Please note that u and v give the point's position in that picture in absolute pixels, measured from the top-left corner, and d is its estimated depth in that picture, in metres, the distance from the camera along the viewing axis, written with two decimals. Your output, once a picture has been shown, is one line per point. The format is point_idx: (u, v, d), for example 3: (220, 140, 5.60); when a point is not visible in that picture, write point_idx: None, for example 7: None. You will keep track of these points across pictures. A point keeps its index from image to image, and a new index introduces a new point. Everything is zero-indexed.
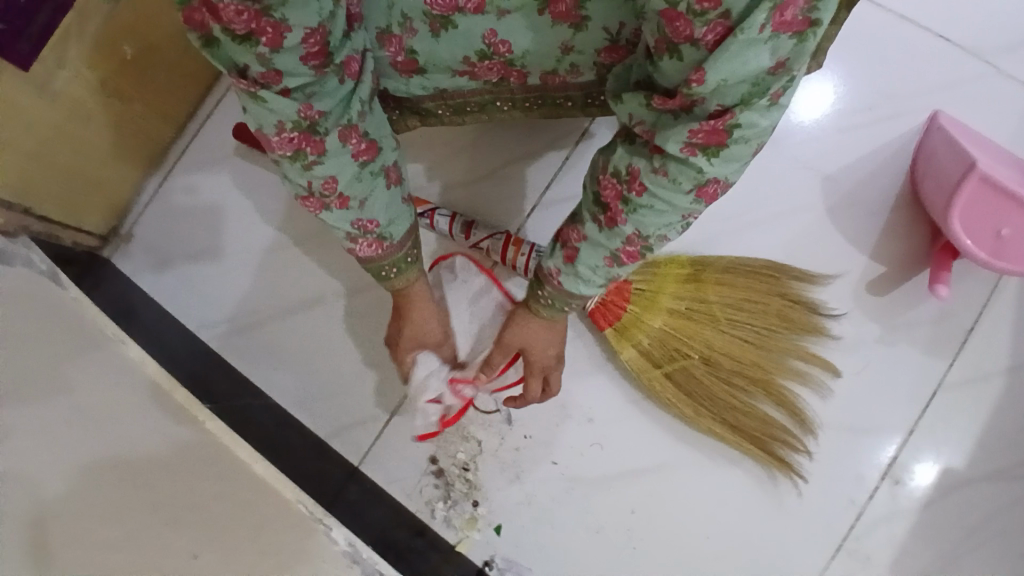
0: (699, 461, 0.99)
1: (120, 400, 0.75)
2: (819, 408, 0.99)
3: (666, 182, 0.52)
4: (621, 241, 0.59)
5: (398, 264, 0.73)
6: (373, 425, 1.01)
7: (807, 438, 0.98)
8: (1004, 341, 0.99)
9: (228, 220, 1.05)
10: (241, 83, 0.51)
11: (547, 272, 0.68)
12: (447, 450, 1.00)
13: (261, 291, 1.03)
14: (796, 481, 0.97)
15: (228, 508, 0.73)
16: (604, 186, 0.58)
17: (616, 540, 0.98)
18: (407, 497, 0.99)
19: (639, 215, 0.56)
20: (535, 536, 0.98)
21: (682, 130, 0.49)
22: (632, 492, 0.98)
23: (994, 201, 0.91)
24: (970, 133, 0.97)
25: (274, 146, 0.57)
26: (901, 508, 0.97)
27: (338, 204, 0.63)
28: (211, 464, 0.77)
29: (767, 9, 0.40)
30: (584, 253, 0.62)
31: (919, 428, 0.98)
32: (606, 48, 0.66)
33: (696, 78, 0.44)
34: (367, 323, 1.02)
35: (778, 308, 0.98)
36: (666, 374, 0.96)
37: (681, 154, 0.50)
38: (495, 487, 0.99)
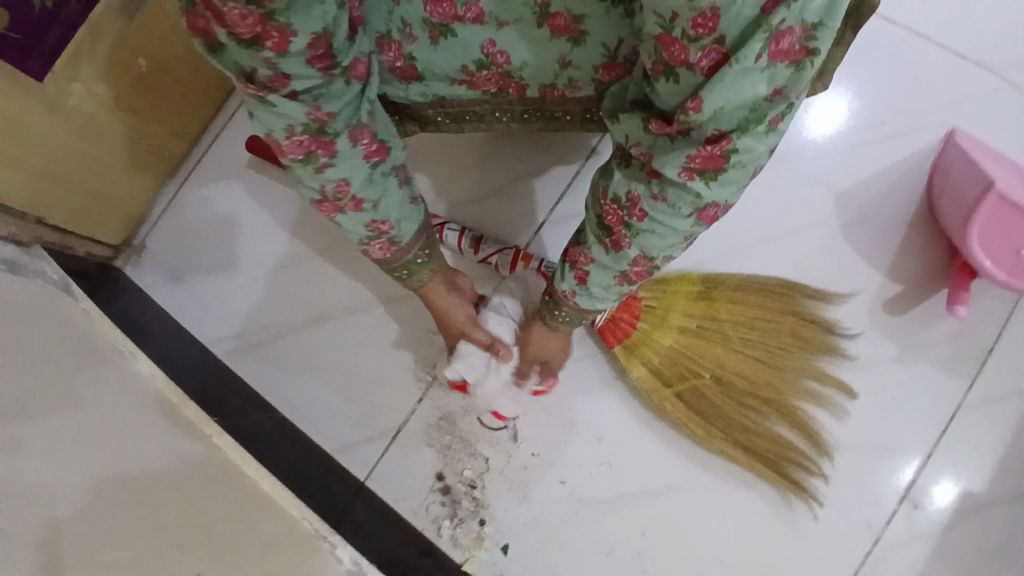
0: (712, 481, 0.97)
1: (125, 417, 0.74)
2: (833, 429, 0.97)
3: (665, 208, 0.52)
4: (627, 264, 0.60)
5: (408, 266, 0.76)
6: (380, 442, 1.00)
7: (821, 459, 0.97)
8: (1023, 361, 0.97)
9: (239, 233, 1.05)
10: (249, 87, 0.51)
11: (561, 294, 0.71)
12: (454, 468, 0.98)
13: (270, 306, 1.03)
14: (810, 504, 0.95)
15: (236, 529, 0.72)
16: (606, 211, 0.58)
17: (626, 562, 0.96)
18: (413, 516, 0.98)
19: (642, 239, 0.56)
20: (543, 556, 0.96)
21: (678, 156, 0.48)
22: (643, 513, 0.97)
23: (1013, 222, 0.90)
24: (989, 150, 0.96)
25: (285, 150, 0.57)
26: (918, 531, 0.95)
27: (352, 207, 0.63)
28: (215, 480, 0.78)
29: (763, 38, 0.39)
30: (594, 274, 0.64)
31: (937, 450, 0.96)
32: (604, 64, 0.65)
33: (693, 106, 0.44)
34: (375, 338, 1.01)
35: (791, 327, 0.97)
36: (677, 393, 0.95)
37: (679, 180, 0.50)
38: (503, 506, 0.98)
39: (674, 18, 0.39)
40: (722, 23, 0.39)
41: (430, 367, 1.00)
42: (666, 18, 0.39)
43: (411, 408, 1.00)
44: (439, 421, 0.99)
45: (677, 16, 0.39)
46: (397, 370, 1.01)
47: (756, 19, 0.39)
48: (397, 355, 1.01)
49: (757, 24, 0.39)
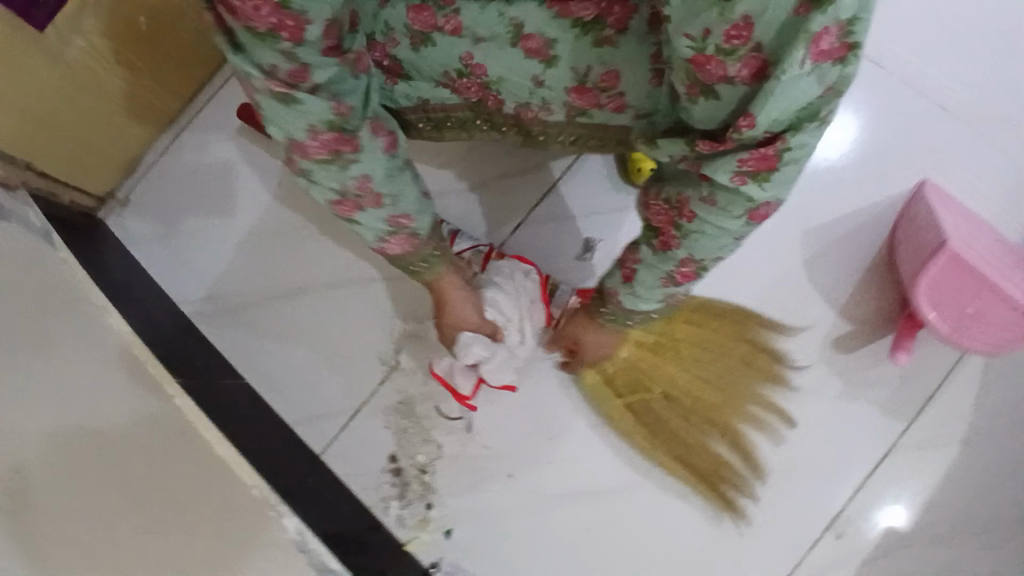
0: (652, 491, 1.01)
1: (105, 370, 0.77)
2: (769, 453, 1.02)
3: (717, 211, 0.57)
4: (674, 264, 0.66)
5: (426, 259, 0.80)
6: (340, 418, 1.01)
7: (754, 480, 1.02)
8: (963, 412, 1.03)
9: (223, 197, 1.04)
10: (274, 85, 0.52)
11: (610, 291, 0.78)
12: (409, 451, 1.01)
13: (247, 273, 1.03)
14: (738, 521, 1.01)
15: (203, 508, 0.74)
16: (656, 214, 0.63)
17: (563, 558, 1.00)
18: (363, 493, 1.00)
19: (690, 239, 0.61)
20: (485, 544, 1.00)
21: (730, 161, 0.51)
22: (585, 514, 1.01)
23: (959, 281, 0.95)
24: (950, 207, 1.03)
25: (309, 152, 0.60)
26: (840, 559, 1.01)
27: (371, 202, 0.67)
28: (184, 438, 0.81)
29: (805, 43, 0.40)
30: (642, 273, 0.70)
31: (867, 486, 1.02)
32: (575, 87, 0.69)
33: (745, 122, 0.46)
34: (347, 316, 1.03)
35: (743, 353, 1.04)
36: (627, 404, 1.02)
37: (733, 183, 0.52)
38: (451, 493, 1.00)
39: (706, 35, 0.42)
40: (755, 33, 0.41)
41: (397, 352, 1.02)
42: (696, 38, 0.43)
43: (371, 389, 1.02)
44: (398, 405, 1.01)
45: (709, 31, 0.42)
46: (365, 351, 1.02)
47: (793, 23, 0.40)
48: (366, 336, 1.02)
49: (796, 29, 0.40)
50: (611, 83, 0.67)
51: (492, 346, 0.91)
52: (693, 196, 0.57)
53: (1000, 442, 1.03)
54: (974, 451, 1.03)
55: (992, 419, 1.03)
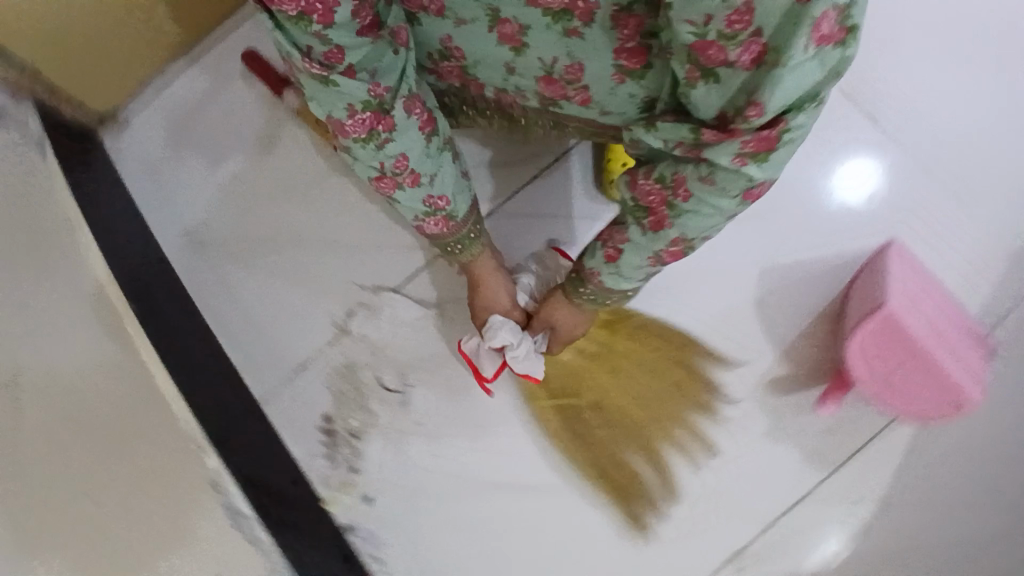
0: (562, 491, 1.04)
1: (73, 308, 0.81)
2: (683, 480, 1.05)
3: (714, 191, 0.59)
4: (665, 243, 0.68)
5: (461, 240, 0.81)
6: (286, 369, 1.05)
7: (661, 501, 1.05)
8: (881, 476, 1.05)
9: (213, 137, 1.10)
10: (311, 67, 0.55)
11: (589, 272, 0.79)
12: (341, 410, 1.04)
13: (221, 213, 1.08)
14: (639, 536, 1.03)
15: (168, 469, 0.77)
16: (648, 194, 0.65)
17: (472, 544, 1.02)
18: (294, 445, 1.03)
19: (682, 218, 0.64)
20: (402, 517, 1.02)
21: (732, 146, 0.53)
22: (497, 504, 1.03)
23: (891, 342, 1.00)
24: (916, 270, 1.06)
25: (347, 130, 0.61)
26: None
27: (409, 181, 0.68)
28: (143, 390, 0.83)
29: (807, 28, 0.43)
30: (627, 252, 0.72)
31: (774, 526, 1.04)
32: (543, 76, 0.70)
33: (754, 109, 0.49)
34: (308, 273, 1.07)
35: (677, 376, 1.08)
36: (558, 397, 1.06)
37: (732, 165, 0.55)
38: (377, 461, 1.03)
39: (709, 21, 0.45)
40: (755, 18, 0.43)
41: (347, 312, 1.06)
42: (698, 24, 0.45)
43: (318, 347, 1.05)
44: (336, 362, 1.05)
45: (711, 18, 0.44)
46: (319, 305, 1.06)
47: (795, 11, 0.42)
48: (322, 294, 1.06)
49: (797, 17, 0.43)
50: (576, 74, 0.67)
51: (520, 335, 0.92)
52: (692, 179, 0.60)
53: (924, 512, 1.04)
54: (895, 518, 1.04)
55: (918, 489, 1.04)
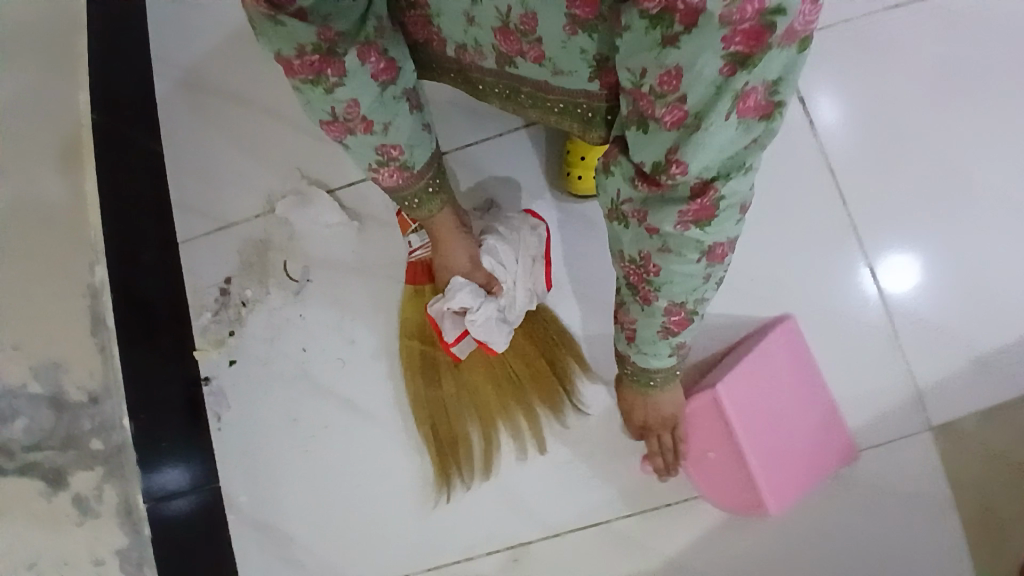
0: (391, 445, 0.93)
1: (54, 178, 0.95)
2: (506, 467, 0.91)
3: (674, 257, 0.53)
4: (663, 314, 0.60)
5: (418, 196, 0.74)
6: (235, 308, 0.98)
7: (477, 472, 0.91)
8: (861, 502, 0.88)
9: (199, 46, 1.05)
10: (258, 7, 0.48)
11: (622, 353, 0.70)
12: (250, 385, 0.97)
13: (194, 129, 1.04)
14: (439, 495, 0.91)
15: (71, 327, 0.92)
16: (628, 273, 0.59)
17: (292, 445, 0.95)
18: (231, 384, 0.97)
19: (666, 289, 0.57)
20: (243, 413, 0.96)
21: (672, 211, 0.49)
22: (342, 417, 0.95)
23: (707, 425, 0.85)
24: (829, 343, 0.92)
25: (295, 71, 0.56)
26: (577, 546, 0.89)
27: (362, 128, 0.63)
28: (71, 255, 0.94)
29: (730, 98, 0.41)
30: (642, 330, 0.64)
31: (569, 536, 0.89)
32: (500, 28, 0.61)
33: (677, 168, 0.46)
34: (270, 206, 1.00)
35: (536, 369, 0.92)
36: (422, 351, 0.93)
37: (676, 231, 0.51)
38: (323, 409, 0.95)
39: (644, 73, 0.44)
40: (684, 83, 0.42)
41: (248, 222, 1.00)
42: (635, 73, 0.44)
43: (267, 285, 0.98)
44: (217, 295, 0.98)
45: (646, 71, 0.44)
46: (222, 231, 1.00)
47: (716, 82, 0.41)
48: (284, 225, 0.99)
49: (718, 88, 0.41)
50: (532, 26, 0.59)
51: (480, 299, 0.83)
52: (652, 249, 0.54)
53: (745, 558, 0.88)
54: (717, 543, 0.88)
55: (740, 545, 0.88)
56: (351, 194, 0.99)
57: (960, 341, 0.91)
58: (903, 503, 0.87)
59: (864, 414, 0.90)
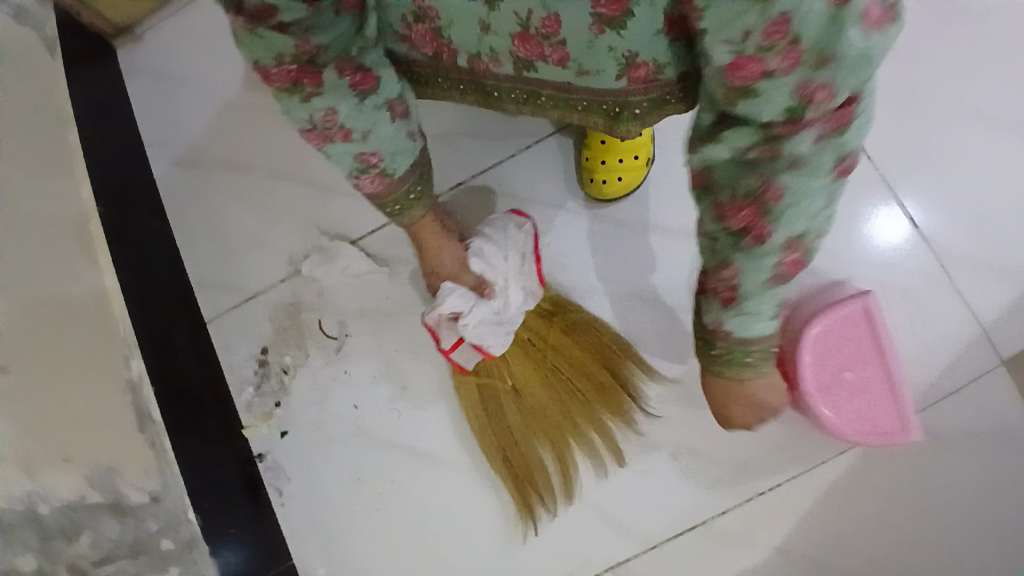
0: (462, 487, 0.90)
1: (73, 249, 0.86)
2: (588, 487, 0.88)
3: (804, 175, 0.42)
4: (781, 256, 0.48)
5: (399, 202, 0.73)
6: (280, 378, 0.96)
7: (561, 499, 0.88)
8: (948, 451, 0.85)
9: (208, 131, 1.08)
10: (237, 18, 0.50)
11: (712, 327, 0.58)
12: (306, 453, 0.95)
13: (211, 209, 1.05)
14: (525, 528, 0.88)
15: (117, 430, 0.79)
16: (740, 215, 0.46)
17: (361, 505, 0.92)
18: (289, 454, 0.95)
19: (788, 216, 0.45)
20: (306, 482, 0.94)
21: (808, 136, 0.39)
22: (406, 468, 0.92)
23: (854, 340, 0.84)
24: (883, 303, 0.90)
25: (273, 79, 0.57)
26: (672, 553, 0.86)
27: (341, 137, 0.62)
28: (101, 345, 0.83)
29: (857, 16, 0.32)
30: (745, 286, 0.51)
31: (665, 546, 0.86)
32: (518, 34, 0.56)
33: (816, 98, 0.36)
34: (295, 270, 0.99)
35: (599, 382, 0.89)
36: (478, 384, 0.89)
37: (814, 154, 0.40)
38: (387, 462, 0.93)
39: (744, 36, 0.33)
40: (797, 26, 0.32)
41: (276, 290, 0.99)
42: (732, 40, 0.34)
43: (307, 350, 0.96)
44: (257, 367, 0.97)
45: (748, 33, 0.33)
46: (249, 301, 1.00)
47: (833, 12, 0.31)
48: (312, 286, 0.98)
49: (834, 18, 0.32)
50: (554, 29, 0.54)
51: (472, 301, 0.81)
52: (777, 174, 0.42)
53: (849, 533, 0.85)
54: (815, 522, 0.85)
55: (840, 519, 0.85)
56: (374, 242, 0.98)
57: (1013, 271, 0.89)
58: (996, 447, 0.85)
59: (934, 366, 0.88)
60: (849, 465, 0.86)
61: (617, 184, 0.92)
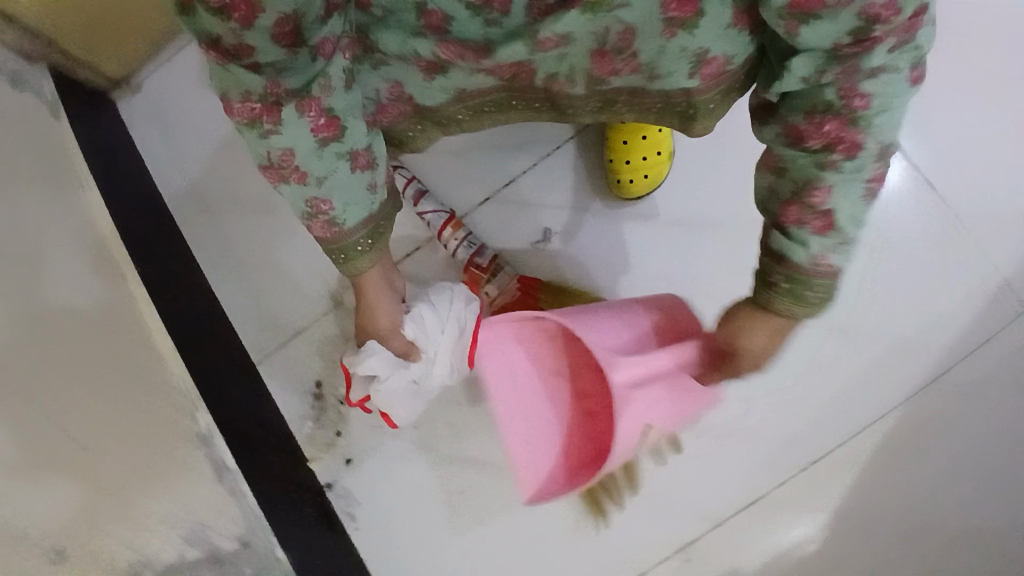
0: None
1: (109, 305, 0.86)
2: (649, 476, 0.92)
3: (894, 78, 0.48)
4: (874, 167, 0.53)
5: (347, 252, 0.70)
6: (336, 408, 1.00)
7: (625, 490, 0.92)
8: (978, 397, 0.92)
9: (224, 174, 1.10)
10: (209, 52, 0.53)
11: (812, 260, 0.55)
12: (372, 477, 0.98)
13: (240, 251, 1.07)
14: (596, 522, 0.92)
15: (188, 480, 0.80)
16: (820, 127, 0.52)
17: (433, 520, 0.96)
18: (355, 480, 0.98)
19: (877, 124, 0.51)
20: (376, 505, 0.97)
21: (885, 48, 0.46)
22: (472, 477, 0.96)
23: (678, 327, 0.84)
24: (905, 268, 0.95)
25: (235, 112, 0.59)
26: (738, 527, 0.91)
27: (296, 178, 0.64)
28: (155, 399, 0.83)
29: None
30: (840, 206, 0.54)
31: (732, 522, 0.91)
32: (597, 52, 0.62)
33: (889, 10, 0.43)
34: (336, 303, 1.03)
35: None
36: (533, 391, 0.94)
37: (890, 66, 0.47)
38: (452, 475, 0.96)
39: None
40: None
41: (321, 325, 1.03)
42: None
43: None
44: (313, 400, 1.01)
45: None
46: (294, 338, 1.03)
47: None
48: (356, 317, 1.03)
49: None
50: (630, 41, 0.60)
51: (390, 367, 0.85)
52: (859, 82, 0.48)
53: (899, 486, 0.91)
54: (867, 479, 0.91)
55: (888, 474, 0.91)
56: (408, 267, 1.00)
57: None
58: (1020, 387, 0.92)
59: (960, 320, 0.93)
60: (889, 423, 0.92)
61: (643, 182, 0.96)
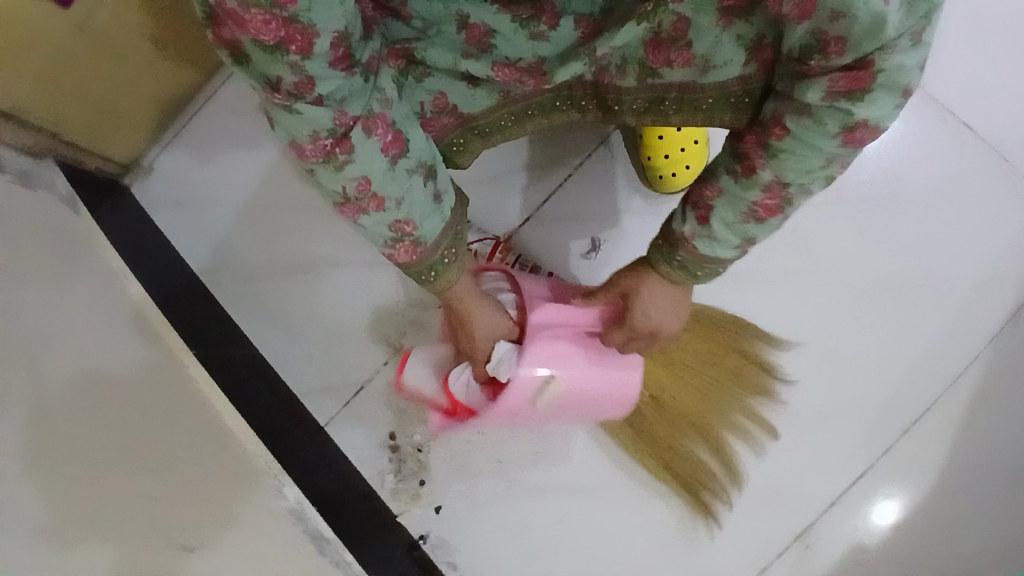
0: (632, 505, 0.92)
1: (161, 385, 0.85)
2: (751, 469, 0.91)
3: (812, 125, 0.54)
4: (759, 193, 0.60)
5: (435, 268, 0.67)
6: (416, 458, 0.97)
7: (732, 488, 0.91)
8: None
9: (251, 240, 1.05)
10: (274, 96, 0.51)
11: (684, 236, 0.65)
12: (466, 522, 0.94)
13: (284, 317, 1.03)
14: (709, 525, 0.91)
15: (272, 547, 0.81)
16: (746, 137, 0.60)
17: (539, 553, 0.93)
18: (449, 528, 0.95)
19: (780, 160, 0.57)
20: (475, 550, 0.94)
21: (821, 83, 0.52)
22: (570, 503, 0.93)
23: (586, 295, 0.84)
24: (966, 216, 0.94)
25: (307, 154, 0.56)
26: (848, 504, 0.90)
27: (374, 207, 0.60)
28: (224, 471, 0.83)
29: None
30: (723, 206, 0.62)
31: (842, 500, 0.90)
32: (650, 40, 0.62)
33: (835, 48, 0.50)
34: (395, 352, 1.00)
35: (732, 367, 0.89)
36: None
37: (822, 104, 0.53)
38: (549, 505, 0.93)
39: None
40: None
41: (384, 375, 1.00)
42: None
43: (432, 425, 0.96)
44: (390, 454, 0.97)
45: None
46: (359, 394, 1.00)
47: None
48: None
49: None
50: (683, 30, 0.60)
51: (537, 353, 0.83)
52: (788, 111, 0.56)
53: (1002, 429, 0.90)
54: (969, 432, 0.90)
55: (987, 422, 0.90)
56: None
57: None
58: None
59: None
60: (979, 372, 0.91)
61: (685, 173, 0.94)
